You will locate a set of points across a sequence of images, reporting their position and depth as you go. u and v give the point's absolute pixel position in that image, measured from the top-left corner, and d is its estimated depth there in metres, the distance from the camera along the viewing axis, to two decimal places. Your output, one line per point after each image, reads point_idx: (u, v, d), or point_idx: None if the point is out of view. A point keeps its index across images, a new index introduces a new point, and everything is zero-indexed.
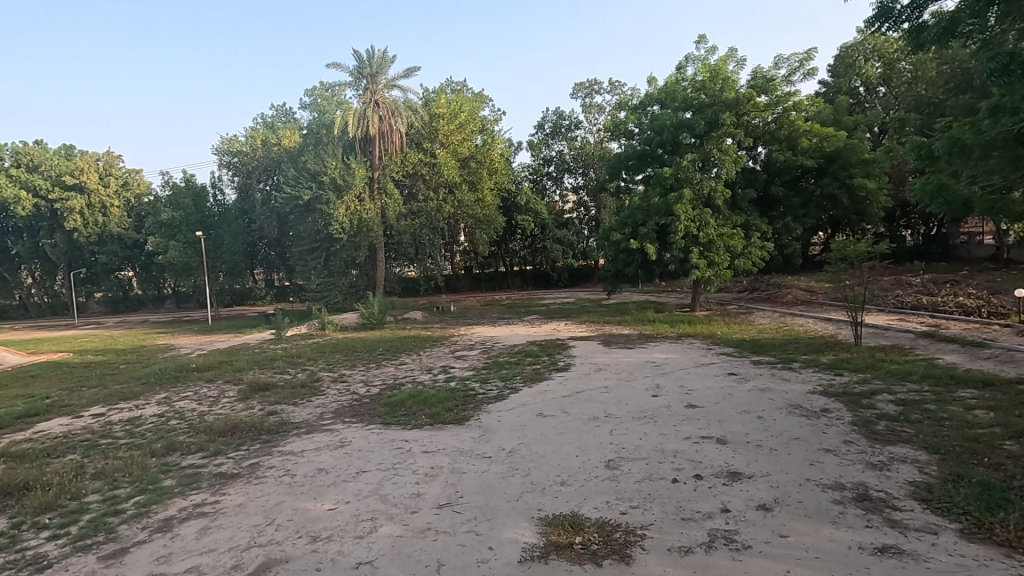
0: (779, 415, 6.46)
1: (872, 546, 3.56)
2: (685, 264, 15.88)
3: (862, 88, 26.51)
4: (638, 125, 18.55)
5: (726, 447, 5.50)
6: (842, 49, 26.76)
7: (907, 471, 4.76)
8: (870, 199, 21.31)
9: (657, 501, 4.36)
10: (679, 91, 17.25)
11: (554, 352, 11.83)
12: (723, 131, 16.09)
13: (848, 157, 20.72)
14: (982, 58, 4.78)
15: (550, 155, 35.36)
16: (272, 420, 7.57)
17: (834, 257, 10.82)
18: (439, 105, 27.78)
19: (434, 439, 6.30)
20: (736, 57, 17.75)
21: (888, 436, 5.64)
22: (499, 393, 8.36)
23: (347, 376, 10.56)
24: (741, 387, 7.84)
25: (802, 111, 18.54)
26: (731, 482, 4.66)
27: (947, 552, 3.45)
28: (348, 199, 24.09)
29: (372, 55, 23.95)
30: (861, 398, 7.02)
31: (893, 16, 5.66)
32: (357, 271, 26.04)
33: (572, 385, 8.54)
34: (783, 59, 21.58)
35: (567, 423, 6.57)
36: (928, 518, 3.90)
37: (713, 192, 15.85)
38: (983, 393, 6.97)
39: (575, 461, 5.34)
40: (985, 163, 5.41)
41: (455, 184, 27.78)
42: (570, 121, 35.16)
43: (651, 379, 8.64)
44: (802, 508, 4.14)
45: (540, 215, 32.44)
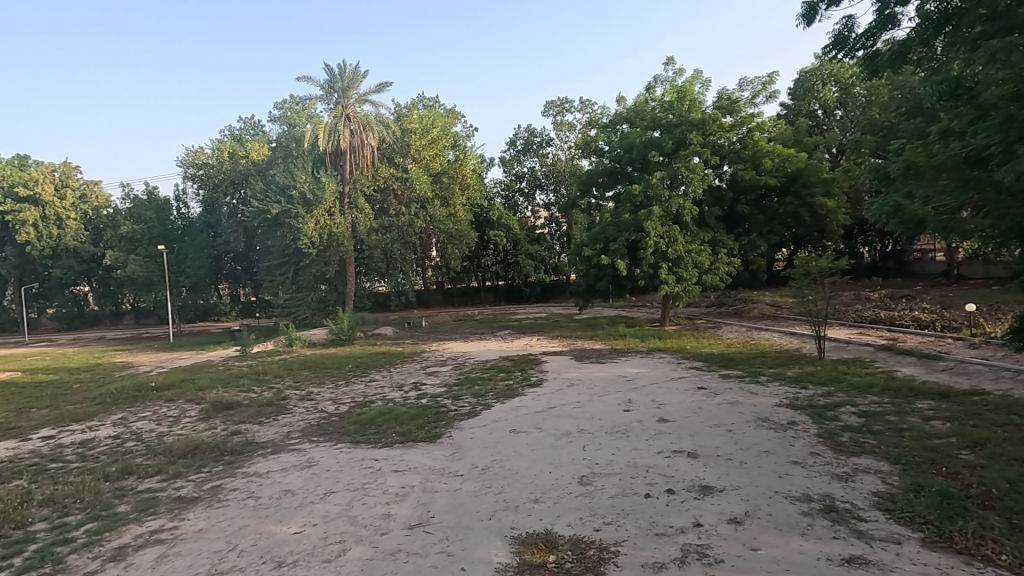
0: (749, 428, 6.57)
1: (840, 557, 3.62)
2: (654, 280, 16.12)
3: (821, 111, 27.60)
4: (607, 143, 18.83)
5: (698, 461, 5.55)
6: (801, 74, 27.95)
7: (871, 482, 4.88)
8: (830, 217, 22.02)
9: (631, 517, 4.35)
10: (648, 111, 17.73)
11: (526, 367, 11.81)
12: (690, 150, 16.56)
13: (809, 177, 21.29)
14: (933, 83, 5.06)
15: (522, 171, 35.75)
16: (236, 440, 7.32)
17: (797, 273, 11.13)
18: (411, 120, 27.51)
19: (405, 458, 6.18)
20: (702, 78, 18.26)
21: (851, 447, 5.79)
22: (471, 410, 8.28)
23: (316, 394, 10.30)
24: (711, 400, 7.96)
25: (766, 132, 19.22)
26: (703, 496, 4.69)
27: (911, 562, 3.53)
28: (318, 214, 23.94)
29: (343, 69, 23.81)
30: (826, 410, 7.20)
31: (848, 44, 5.92)
32: (326, 286, 25.89)
33: (545, 401, 8.52)
34: (747, 81, 22.27)
35: (540, 439, 6.56)
36: (893, 528, 3.99)
37: (681, 210, 16.20)
38: (940, 404, 7.23)
39: (548, 477, 5.30)
40: (937, 185, 5.65)
41: (427, 199, 27.60)
42: (541, 139, 35.64)
43: (623, 394, 8.70)
44: (771, 521, 4.19)
45: (512, 230, 32.64)
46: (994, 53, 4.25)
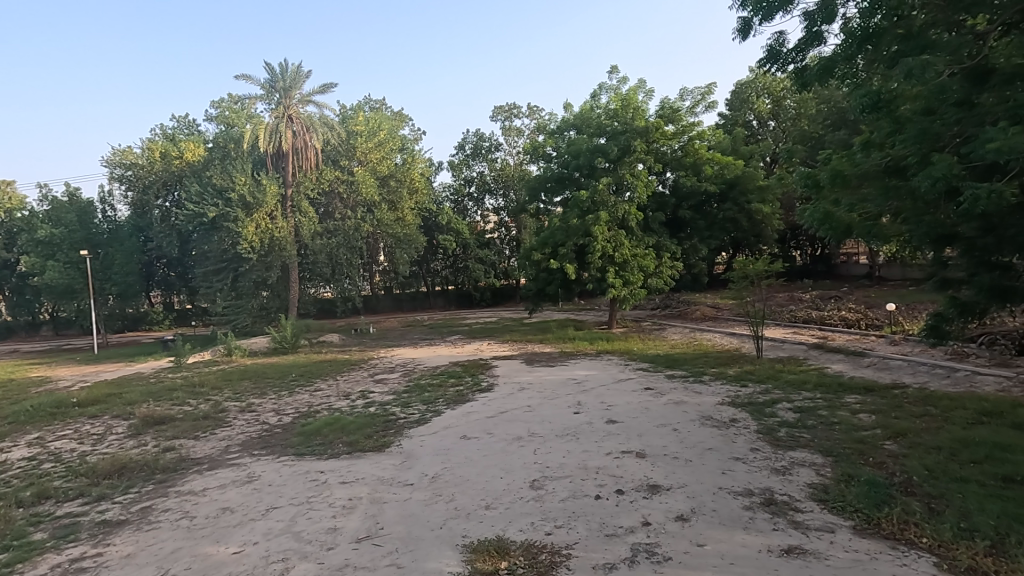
0: (693, 427, 6.77)
1: (779, 548, 3.77)
2: (602, 283, 16.47)
3: (756, 122, 28.99)
4: (555, 149, 18.98)
5: (646, 460, 5.66)
6: (737, 86, 29.30)
7: (806, 474, 5.12)
8: (765, 223, 22.98)
9: (582, 519, 4.38)
10: (593, 118, 18.07)
11: (476, 372, 11.75)
12: (634, 157, 16.99)
13: (746, 184, 22.21)
14: (857, 96, 5.36)
15: (470, 176, 35.69)
16: (169, 457, 6.89)
17: (736, 276, 11.59)
18: (357, 122, 26.91)
19: (352, 469, 5.99)
20: (645, 87, 18.79)
21: (788, 442, 6.06)
22: (421, 417, 8.13)
23: (256, 405, 9.84)
24: (658, 401, 8.16)
25: (706, 141, 19.93)
26: (651, 495, 4.79)
27: (844, 549, 3.71)
28: (259, 217, 23.04)
29: (285, 69, 23.07)
30: (765, 407, 7.52)
31: (781, 58, 6.20)
32: (268, 292, 25.04)
33: (496, 405, 8.48)
34: (687, 91, 23.07)
35: (492, 445, 6.51)
36: (826, 518, 4.20)
37: (627, 215, 16.57)
38: (866, 398, 7.70)
39: (499, 483, 5.27)
40: (861, 193, 6.01)
41: (374, 203, 26.99)
42: (490, 143, 35.70)
43: (573, 396, 8.79)
44: (716, 516, 4.32)
45: (462, 235, 32.46)
46: (911, 69, 4.56)
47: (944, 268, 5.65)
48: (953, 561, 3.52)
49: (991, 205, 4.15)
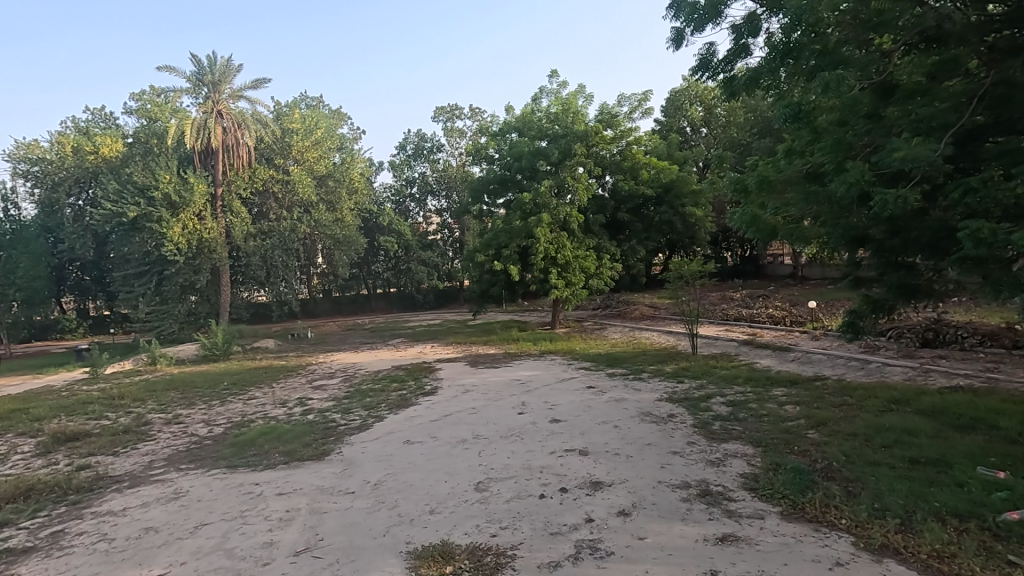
0: (633, 423, 6.96)
1: (714, 537, 3.94)
2: (545, 284, 16.68)
3: (689, 128, 30.26)
4: (497, 151, 18.97)
5: (588, 458, 5.77)
6: (671, 93, 30.49)
7: (738, 464, 5.38)
8: (699, 225, 24.01)
9: (526, 519, 4.41)
10: (535, 121, 18.26)
11: (420, 375, 11.59)
12: (575, 160, 17.34)
13: (680, 188, 23.18)
14: (780, 106, 5.68)
15: (412, 176, 35.21)
16: (84, 476, 6.37)
17: (672, 276, 12.03)
18: (292, 119, 25.75)
19: (289, 479, 5.76)
20: (585, 92, 19.18)
21: (722, 434, 6.34)
22: (363, 423, 7.93)
23: (184, 416, 9.28)
24: (600, 399, 8.34)
25: (643, 146, 20.58)
26: (594, 491, 4.89)
27: (773, 534, 3.93)
28: (186, 217, 21.75)
29: (213, 61, 21.89)
30: (700, 402, 7.84)
31: (711, 67, 6.48)
32: (196, 297, 23.95)
33: (440, 409, 8.40)
34: (625, 97, 23.72)
35: (436, 448, 6.45)
36: (757, 505, 4.43)
37: (568, 217, 16.85)
38: (791, 390, 8.19)
39: (444, 487, 5.22)
40: (784, 197, 6.39)
41: (311, 203, 26.12)
42: (432, 144, 35.43)
43: (517, 397, 8.83)
44: (656, 509, 4.45)
45: (404, 236, 31.95)
46: (828, 82, 4.89)
47: (858, 268, 6.09)
48: (868, 539, 3.79)
49: (897, 209, 4.51)
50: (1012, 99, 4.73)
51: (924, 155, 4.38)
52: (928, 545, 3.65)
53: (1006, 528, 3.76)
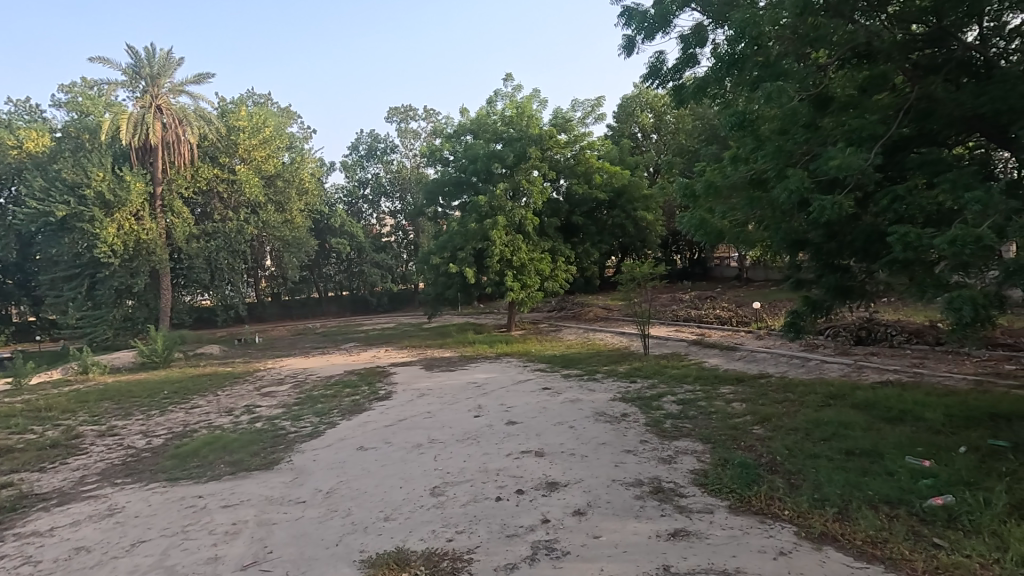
0: (588, 423, 7.06)
1: (667, 533, 4.04)
2: (501, 287, 16.71)
3: (640, 134, 31.01)
4: (452, 153, 18.86)
5: (544, 459, 5.81)
6: (623, 99, 31.18)
7: (689, 461, 5.54)
8: (650, 229, 24.59)
9: (483, 522, 4.39)
10: (490, 124, 18.24)
11: (373, 380, 11.38)
12: (530, 164, 17.46)
13: (632, 193, 23.74)
14: (726, 114, 5.91)
15: (365, 177, 34.57)
16: (6, 495, 5.92)
17: (625, 279, 12.29)
18: (238, 116, 24.40)
19: (236, 490, 5.53)
20: (540, 96, 19.34)
21: (673, 432, 6.52)
22: (314, 430, 7.71)
23: (120, 428, 8.77)
24: (555, 400, 8.42)
25: (596, 150, 20.96)
26: (550, 492, 4.92)
27: (721, 527, 4.07)
28: (121, 217, 20.54)
29: (152, 54, 20.82)
30: (652, 401, 8.04)
31: (661, 75, 6.68)
32: (133, 301, 22.81)
33: (395, 413, 8.27)
34: (578, 102, 24.09)
35: (390, 454, 6.34)
36: (706, 500, 4.58)
37: (523, 220, 16.92)
38: (737, 387, 8.51)
39: (399, 492, 5.14)
40: (730, 202, 6.63)
41: (258, 204, 25.23)
42: (385, 145, 35.03)
43: (473, 400, 8.80)
44: (610, 508, 4.53)
45: (356, 238, 31.31)
46: (769, 93, 5.12)
47: (798, 271, 6.39)
48: (809, 528, 3.98)
49: (833, 215, 4.76)
50: (933, 112, 5.09)
51: (857, 163, 4.65)
52: (862, 531, 3.86)
53: (931, 513, 4.03)
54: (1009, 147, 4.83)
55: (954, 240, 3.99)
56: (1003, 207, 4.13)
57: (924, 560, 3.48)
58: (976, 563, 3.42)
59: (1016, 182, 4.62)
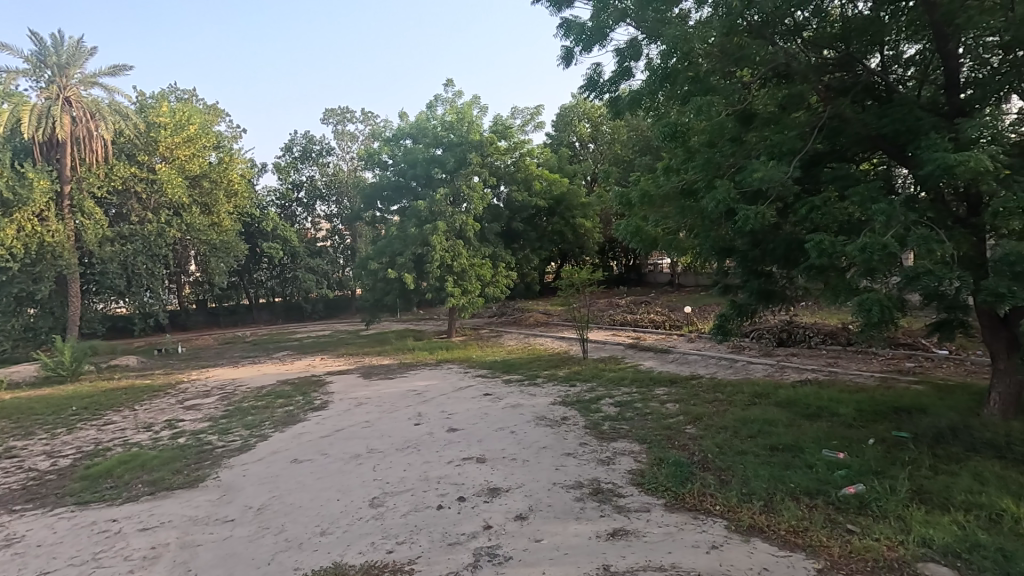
0: (529, 427, 7.12)
1: (606, 533, 4.13)
2: (441, 292, 16.58)
3: (578, 143, 31.73)
4: (391, 157, 18.45)
5: (486, 465, 5.79)
6: (562, 109, 31.83)
7: (627, 462, 5.70)
8: (588, 236, 25.20)
9: (424, 532, 4.32)
10: (429, 128, 17.97)
11: (308, 389, 10.96)
12: (470, 169, 17.54)
13: (571, 201, 24.32)
14: (660, 125, 6.13)
15: (299, 180, 33.24)
16: None
17: (564, 284, 12.51)
18: (159, 113, 22.97)
19: (155, 512, 5.17)
20: (480, 103, 19.40)
21: (611, 434, 6.69)
22: (243, 444, 7.33)
23: (19, 449, 7.97)
24: (496, 405, 8.44)
25: (536, 158, 21.28)
26: (491, 498, 4.91)
27: (658, 525, 4.21)
28: (23, 218, 18.58)
29: (59, 41, 19.24)
30: (591, 404, 8.21)
31: (598, 87, 6.85)
32: (37, 309, 21.11)
33: (331, 424, 8.01)
34: (518, 110, 24.37)
35: (327, 465, 6.12)
36: (643, 499, 4.72)
37: (464, 225, 16.91)
38: (671, 388, 8.85)
39: (335, 506, 4.97)
40: (664, 211, 6.89)
41: (181, 206, 23.79)
42: (321, 147, 33.94)
43: (413, 407, 8.67)
44: (552, 511, 4.57)
45: (290, 242, 30.13)
46: (699, 106, 5.36)
47: (726, 277, 6.73)
48: (738, 521, 4.18)
49: (757, 224, 5.06)
50: (844, 130, 5.52)
51: (777, 176, 4.97)
52: (785, 522, 4.10)
53: (845, 501, 4.34)
54: (908, 164, 5.31)
55: (863, 248, 4.33)
56: (904, 218, 4.53)
57: (839, 546, 3.74)
58: (884, 545, 3.71)
59: (914, 196, 5.08)
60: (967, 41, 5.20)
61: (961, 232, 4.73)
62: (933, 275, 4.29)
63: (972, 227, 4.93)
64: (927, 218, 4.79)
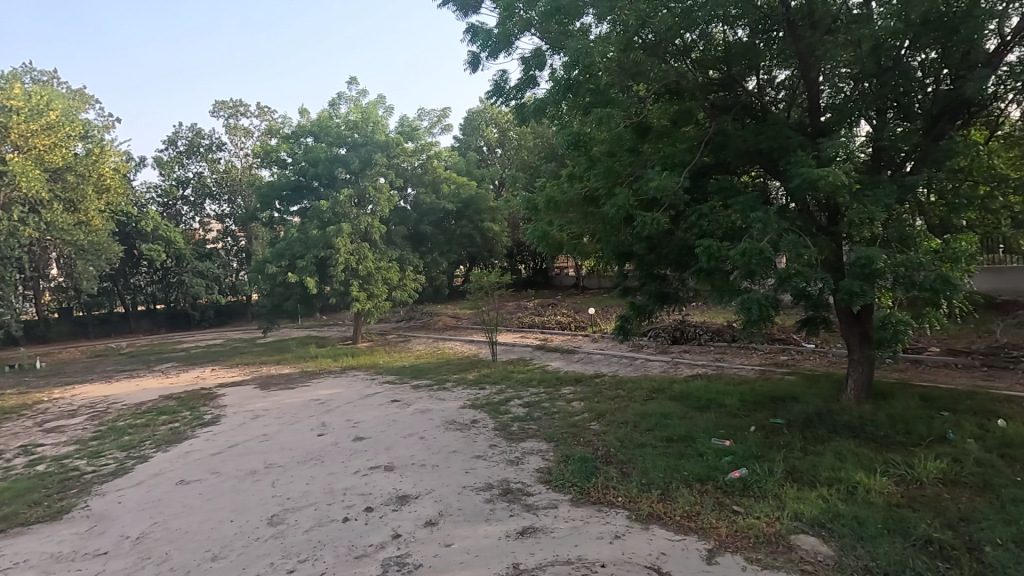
0: (438, 432, 7.05)
1: (515, 532, 4.19)
2: (346, 297, 15.94)
3: (486, 148, 32.02)
4: (290, 155, 17.50)
5: (394, 473, 5.66)
6: (469, 113, 32.01)
7: (534, 460, 5.83)
8: (496, 239, 25.48)
9: (329, 546, 4.15)
10: (332, 127, 17.20)
11: (197, 404, 10.10)
12: (376, 170, 17.09)
13: (479, 205, 24.54)
14: (564, 133, 6.32)
15: (185, 176, 30.57)
16: None
17: (473, 288, 12.54)
18: (9, 95, 19.85)
19: (7, 552, 4.51)
20: (385, 103, 18.98)
21: (520, 434, 6.80)
22: (119, 467, 6.61)
23: None
24: (405, 411, 8.27)
25: (444, 160, 21.19)
26: (401, 506, 4.81)
27: (564, 520, 4.35)
28: None
29: None
30: (500, 405, 8.30)
31: (504, 93, 6.95)
32: None
33: (223, 439, 7.43)
34: (424, 112, 24.13)
35: (218, 485, 5.68)
36: (551, 496, 4.85)
37: (369, 227, 16.53)
38: (576, 387, 9.16)
39: (229, 527, 4.62)
40: (568, 216, 7.12)
41: (39, 202, 21.01)
42: (210, 142, 31.41)
43: (316, 418, 8.27)
44: (462, 515, 4.56)
45: (175, 244, 27.58)
46: (600, 116, 5.62)
47: (625, 280, 7.09)
48: (638, 510, 4.42)
49: (653, 230, 5.38)
50: (726, 145, 6.02)
51: (671, 186, 5.32)
52: (680, 508, 4.40)
53: (731, 484, 4.74)
54: (780, 177, 5.91)
55: (743, 253, 4.76)
56: (777, 227, 5.03)
57: (726, 526, 4.07)
58: (763, 522, 4.09)
59: (785, 207, 5.66)
60: (825, 70, 5.86)
61: (824, 239, 5.34)
62: (801, 277, 4.81)
63: (831, 235, 5.57)
64: (796, 226, 5.36)
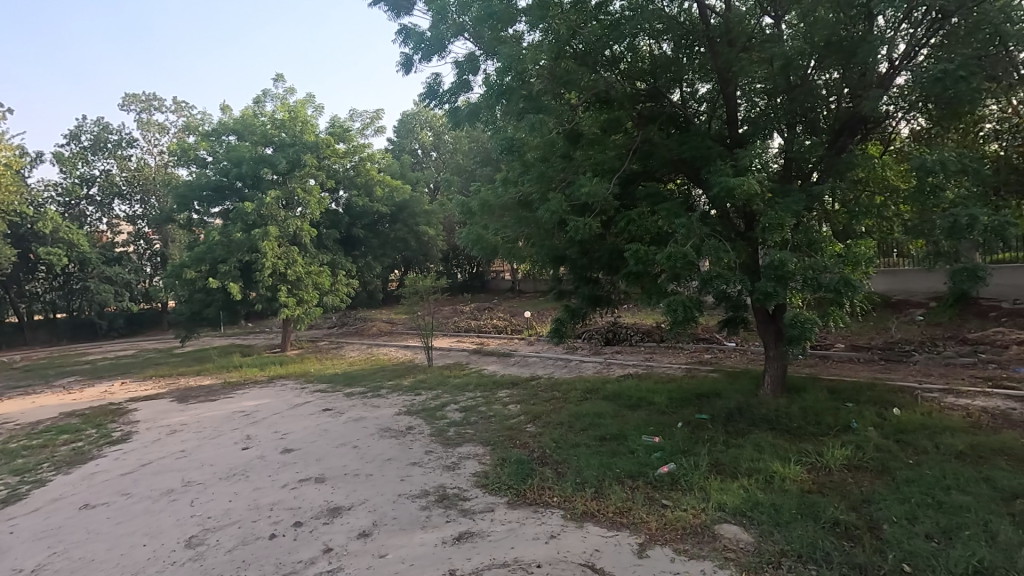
0: (372, 441, 6.87)
1: (452, 537, 4.16)
2: (273, 303, 15.26)
3: (420, 151, 31.67)
4: (210, 154, 16.55)
5: (325, 484, 5.47)
6: (403, 115, 31.68)
7: (471, 465, 5.81)
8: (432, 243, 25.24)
9: (254, 566, 3.94)
10: (257, 126, 16.49)
11: (104, 420, 9.33)
12: (305, 172, 16.46)
13: (413, 208, 24.25)
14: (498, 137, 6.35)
15: (89, 174, 28.21)
16: None
17: (408, 292, 12.35)
18: None
19: None
20: (315, 102, 18.37)
21: (456, 439, 6.76)
22: (10, 494, 5.98)
23: None
24: (337, 420, 8.01)
25: (377, 162, 20.76)
26: (332, 519, 4.64)
27: (501, 523, 4.36)
28: None
29: None
30: (436, 411, 8.21)
31: (438, 96, 6.89)
32: None
33: (135, 458, 6.90)
34: (356, 113, 23.57)
35: (129, 507, 5.26)
36: (488, 500, 4.85)
37: (299, 231, 15.90)
38: (512, 390, 9.23)
39: (142, 552, 4.29)
40: (503, 220, 7.16)
41: None
42: (119, 137, 29.18)
43: (240, 430, 7.85)
44: (397, 523, 4.48)
45: (78, 247, 25.35)
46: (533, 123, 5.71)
47: (559, 283, 7.21)
48: (573, 509, 4.50)
49: (585, 234, 5.52)
50: (653, 154, 6.28)
51: (601, 192, 5.48)
52: (612, 504, 4.52)
53: (660, 479, 4.94)
54: (702, 185, 6.23)
55: (669, 256, 4.98)
56: (700, 232, 5.30)
57: (656, 520, 4.23)
58: (690, 514, 4.28)
59: (706, 214, 5.97)
60: (742, 86, 6.23)
61: (741, 243, 5.67)
62: (722, 280, 5.09)
63: (748, 240, 5.94)
64: (716, 232, 5.66)
